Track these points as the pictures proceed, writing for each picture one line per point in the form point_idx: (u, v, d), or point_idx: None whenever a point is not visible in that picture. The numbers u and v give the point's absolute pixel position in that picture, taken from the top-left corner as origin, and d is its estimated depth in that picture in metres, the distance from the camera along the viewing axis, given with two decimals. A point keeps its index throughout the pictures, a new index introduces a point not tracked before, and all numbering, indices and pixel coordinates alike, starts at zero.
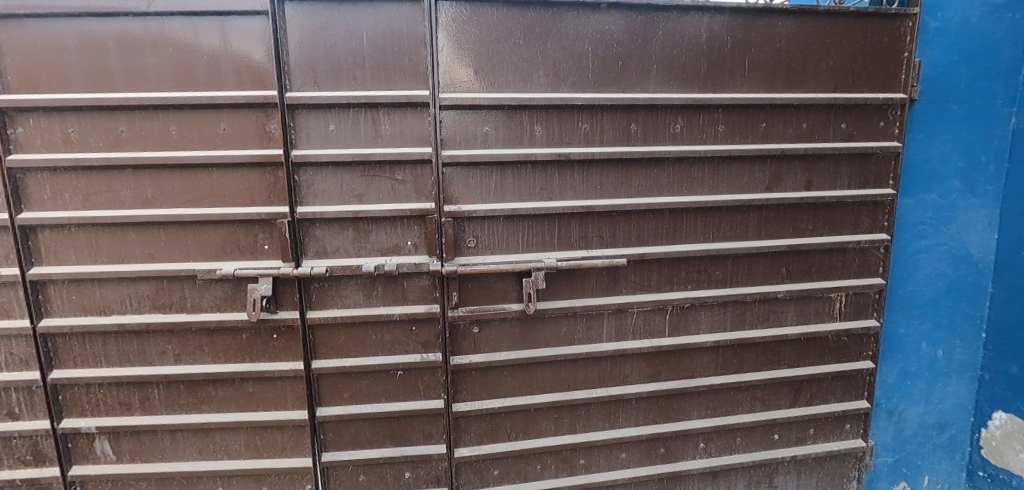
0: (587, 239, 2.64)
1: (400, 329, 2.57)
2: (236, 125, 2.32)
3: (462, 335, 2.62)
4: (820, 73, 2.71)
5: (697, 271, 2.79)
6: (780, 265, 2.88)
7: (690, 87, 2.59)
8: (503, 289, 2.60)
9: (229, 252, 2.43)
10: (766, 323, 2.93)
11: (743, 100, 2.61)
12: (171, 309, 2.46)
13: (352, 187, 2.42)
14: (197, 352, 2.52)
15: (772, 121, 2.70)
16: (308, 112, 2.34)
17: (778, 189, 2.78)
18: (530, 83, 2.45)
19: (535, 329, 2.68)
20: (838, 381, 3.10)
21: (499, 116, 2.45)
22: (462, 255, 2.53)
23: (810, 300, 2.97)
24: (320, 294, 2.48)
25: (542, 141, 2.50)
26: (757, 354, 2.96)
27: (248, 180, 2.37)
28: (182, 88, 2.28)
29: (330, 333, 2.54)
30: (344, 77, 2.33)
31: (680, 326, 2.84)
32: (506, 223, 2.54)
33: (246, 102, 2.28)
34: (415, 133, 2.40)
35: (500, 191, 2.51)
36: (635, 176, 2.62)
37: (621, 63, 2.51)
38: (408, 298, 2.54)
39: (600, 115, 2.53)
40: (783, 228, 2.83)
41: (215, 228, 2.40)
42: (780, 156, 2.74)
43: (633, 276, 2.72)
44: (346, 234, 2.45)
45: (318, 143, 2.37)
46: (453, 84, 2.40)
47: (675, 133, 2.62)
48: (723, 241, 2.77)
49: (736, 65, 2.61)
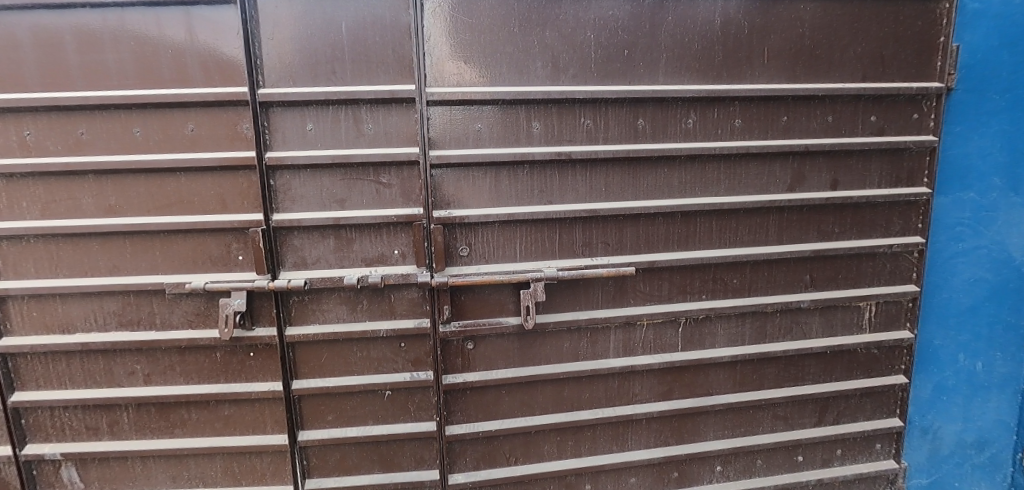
0: (591, 246, 2.41)
1: (388, 345, 2.36)
2: (206, 125, 2.12)
3: (456, 353, 2.40)
4: (847, 61, 2.46)
5: (713, 280, 2.55)
6: (803, 273, 2.63)
7: (702, 78, 2.36)
8: (500, 302, 2.38)
9: (200, 264, 2.23)
10: (789, 336, 2.69)
11: (762, 91, 2.37)
12: (139, 326, 2.27)
13: (333, 192, 2.21)
14: (168, 373, 2.32)
15: (794, 115, 2.46)
16: (283, 110, 2.14)
17: (800, 189, 2.54)
18: (527, 75, 2.23)
19: (536, 345, 2.45)
20: (867, 398, 2.85)
21: (493, 112, 2.23)
22: (454, 265, 2.31)
23: (837, 310, 2.71)
24: (299, 309, 2.28)
25: (541, 138, 2.28)
26: (779, 370, 2.72)
27: (219, 185, 2.17)
28: (145, 85, 2.08)
29: (311, 351, 2.33)
30: (322, 71, 2.13)
31: (693, 340, 2.60)
32: (503, 230, 2.32)
33: (215, 100, 2.08)
34: (401, 132, 2.19)
35: (495, 195, 2.29)
36: (643, 177, 2.39)
37: (626, 53, 2.28)
38: (397, 312, 2.33)
39: (604, 110, 2.30)
40: (806, 232, 2.59)
41: (185, 238, 2.20)
42: (803, 153, 2.49)
43: (642, 286, 2.49)
44: (327, 243, 2.25)
45: (294, 144, 2.16)
46: (441, 77, 2.18)
47: (687, 129, 2.38)
48: (740, 247, 2.54)
49: (754, 53, 2.37)
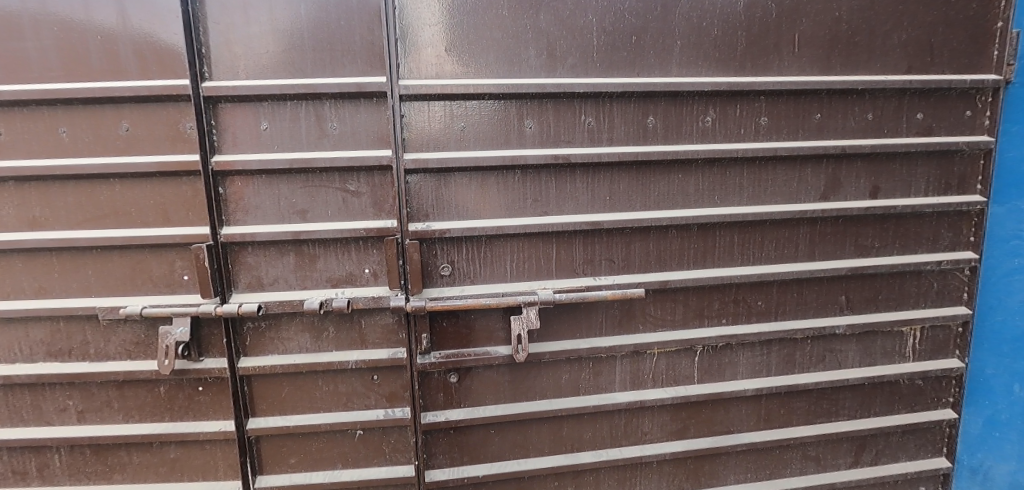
0: (593, 263, 2.08)
1: (358, 379, 2.04)
2: (143, 125, 1.82)
3: (437, 387, 2.07)
4: (890, 49, 2.12)
5: (734, 302, 2.21)
6: (838, 293, 2.29)
7: (723, 69, 2.02)
8: (488, 329, 2.05)
9: (139, 285, 1.92)
10: (821, 365, 2.34)
11: (792, 84, 2.04)
12: (70, 356, 1.96)
13: (292, 202, 1.90)
14: (105, 409, 2.01)
15: (828, 112, 2.13)
16: (233, 107, 1.84)
17: (835, 198, 2.20)
18: (518, 66, 1.91)
19: (530, 377, 2.12)
20: (910, 435, 2.49)
21: (479, 108, 1.91)
22: (434, 286, 1.99)
23: (877, 335, 2.36)
24: (255, 336, 1.97)
25: (534, 139, 1.96)
26: (810, 405, 2.37)
27: (158, 194, 1.86)
28: (71, 78, 1.78)
29: (270, 386, 2.01)
30: (278, 61, 1.82)
31: (712, 370, 2.26)
32: (491, 246, 2.00)
33: (151, 94, 1.78)
34: (370, 132, 1.88)
35: (482, 204, 1.97)
36: (654, 183, 2.06)
37: (634, 39, 1.95)
38: (368, 341, 2.02)
39: (608, 107, 1.98)
40: (841, 247, 2.25)
41: (120, 254, 1.90)
42: (838, 156, 2.16)
43: (652, 310, 2.15)
44: (286, 261, 1.94)
45: (246, 146, 1.86)
46: (417, 68, 1.87)
47: (704, 128, 2.05)
48: (765, 264, 2.21)
49: (782, 40, 2.04)
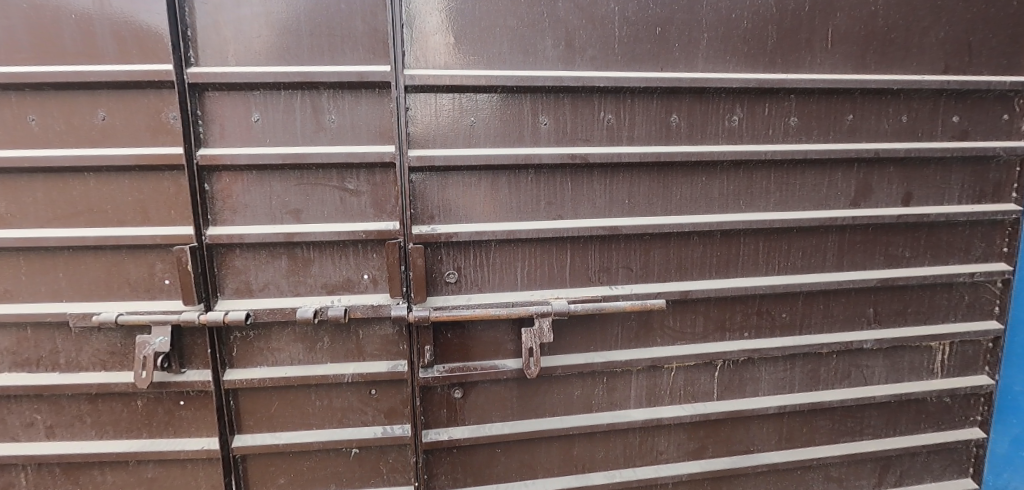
0: (609, 271, 1.94)
1: (354, 393, 1.88)
2: (121, 113, 1.66)
3: (440, 403, 1.92)
4: (927, 48, 1.99)
5: (757, 314, 2.08)
6: (866, 306, 2.16)
7: (751, 65, 1.89)
8: (496, 341, 1.90)
9: (116, 289, 1.76)
10: (846, 381, 2.21)
11: (825, 83, 1.91)
12: (38, 366, 1.79)
13: (285, 201, 1.74)
14: (76, 425, 1.84)
15: (861, 112, 1.99)
16: (221, 95, 1.67)
17: (866, 204, 2.07)
18: (534, 57, 1.76)
19: (539, 393, 1.97)
20: (935, 455, 2.36)
21: (490, 102, 1.76)
22: (439, 295, 1.84)
23: (904, 350, 2.24)
24: (243, 347, 1.81)
25: (549, 136, 1.81)
26: (834, 423, 2.24)
27: (137, 190, 1.70)
28: (41, 61, 1.61)
29: (258, 400, 1.85)
30: (272, 46, 1.66)
31: (732, 386, 2.12)
32: (500, 251, 1.85)
33: (130, 80, 1.61)
34: (371, 126, 1.72)
35: (492, 206, 1.82)
36: (676, 186, 1.92)
37: (658, 31, 1.81)
38: (366, 352, 1.86)
39: (629, 103, 1.83)
40: (871, 257, 2.12)
41: (95, 256, 1.73)
42: (870, 160, 2.03)
43: (671, 322, 2.01)
44: (278, 265, 1.78)
45: (236, 139, 1.70)
46: (424, 57, 1.72)
47: (731, 128, 1.91)
48: (791, 274, 2.07)
49: (815, 35, 1.91)
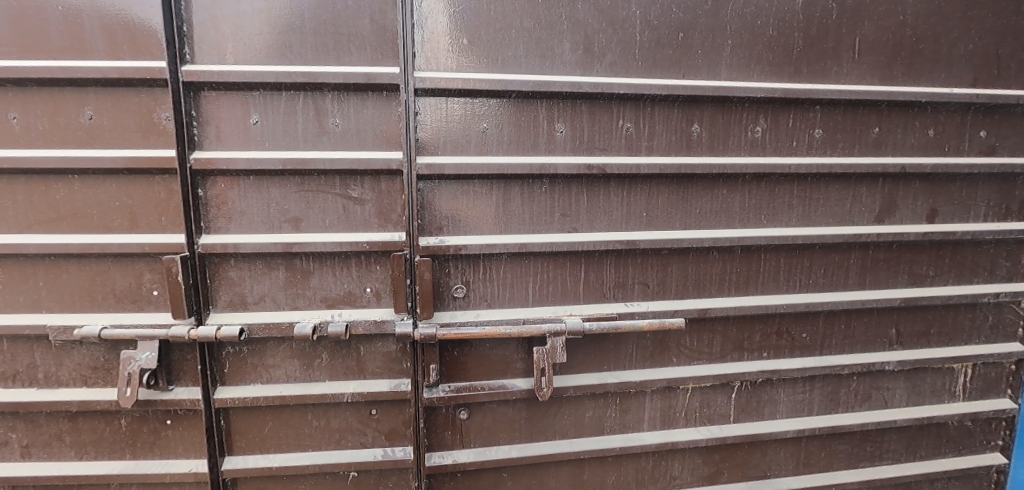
0: (625, 287, 1.84)
1: (354, 413, 1.77)
2: (111, 112, 1.55)
3: (444, 424, 1.81)
4: (955, 60, 1.92)
5: (776, 334, 1.99)
6: (888, 326, 2.08)
7: (776, 74, 1.80)
8: (505, 359, 1.80)
9: (100, 300, 1.64)
10: (866, 404, 2.13)
11: (851, 94, 1.83)
12: (13, 382, 1.66)
13: (284, 208, 1.63)
14: (54, 444, 1.71)
15: (887, 126, 1.92)
16: (218, 95, 1.57)
17: (890, 221, 1.99)
18: (551, 61, 1.67)
19: (549, 414, 1.87)
20: (956, 481, 2.28)
21: (504, 108, 1.67)
22: (446, 310, 1.74)
23: (926, 372, 2.15)
24: (235, 363, 1.70)
25: (565, 145, 1.72)
26: (853, 447, 2.15)
27: (125, 194, 1.59)
28: (23, 54, 1.50)
29: (250, 420, 1.74)
30: (274, 44, 1.56)
31: (750, 408, 2.03)
32: (511, 265, 1.75)
33: (121, 77, 1.51)
34: (378, 130, 1.63)
35: (503, 217, 1.72)
36: (696, 199, 1.83)
37: (681, 37, 1.72)
38: (367, 370, 1.75)
39: (649, 112, 1.75)
40: (894, 275, 2.04)
41: (78, 264, 1.61)
42: (896, 175, 1.95)
43: (687, 341, 1.92)
44: (275, 277, 1.67)
45: (233, 142, 1.59)
46: (435, 59, 1.63)
47: (754, 139, 1.83)
48: (812, 292, 1.98)
49: (842, 44, 1.83)
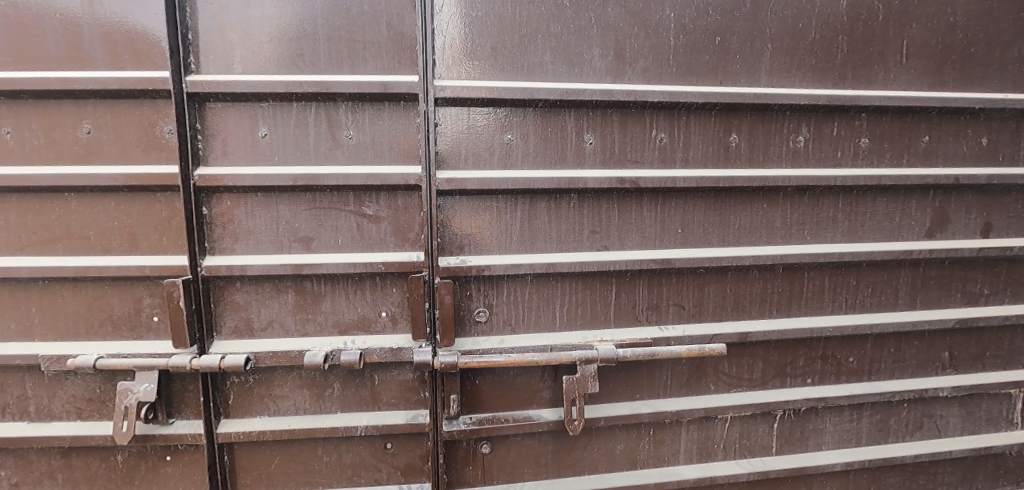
0: (659, 309, 1.71)
1: (368, 447, 1.64)
2: (110, 126, 1.45)
3: (465, 459, 1.67)
4: (1010, 63, 1.79)
5: (821, 358, 1.84)
6: (941, 349, 1.93)
7: (819, 80, 1.68)
8: (530, 388, 1.66)
9: (96, 327, 1.52)
10: (918, 433, 1.97)
11: (900, 100, 1.70)
12: (4, 415, 1.54)
13: (294, 227, 1.52)
14: (45, 483, 1.58)
15: (937, 134, 1.79)
16: (225, 107, 1.47)
17: (942, 236, 1.85)
18: (580, 68, 1.56)
19: (578, 447, 1.73)
20: None
21: (530, 119, 1.56)
22: (467, 335, 1.61)
23: (982, 399, 1.99)
24: (241, 394, 1.57)
25: (595, 157, 1.60)
26: (904, 481, 1.98)
27: (124, 213, 1.48)
28: (18, 65, 1.40)
29: (256, 456, 1.61)
30: (285, 53, 1.46)
31: (793, 439, 1.88)
32: (537, 286, 1.63)
33: (121, 89, 1.41)
34: (395, 143, 1.51)
35: (529, 235, 1.60)
36: (735, 215, 1.70)
37: (718, 41, 1.61)
38: (382, 401, 1.62)
39: (684, 121, 1.63)
40: (946, 294, 1.89)
41: (73, 288, 1.50)
42: (948, 187, 1.82)
43: (726, 366, 1.77)
44: (283, 301, 1.55)
45: (240, 156, 1.48)
46: (456, 66, 1.52)
47: (796, 149, 1.70)
48: (859, 313, 1.84)
49: (888, 48, 1.71)
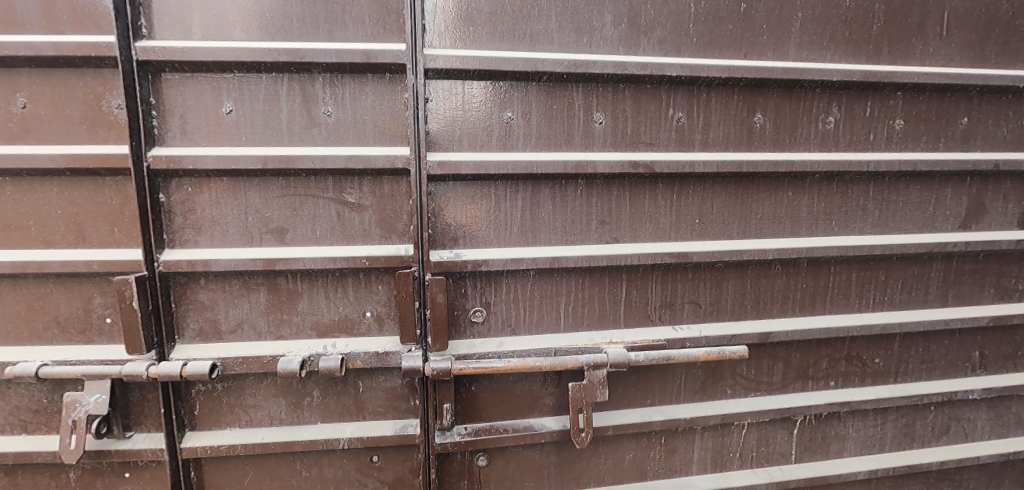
0: (673, 308, 1.55)
1: (351, 461, 1.48)
2: (50, 100, 1.25)
3: (460, 472, 1.51)
4: None
5: (845, 360, 1.70)
6: (971, 349, 1.79)
7: (853, 54, 1.52)
8: (531, 395, 1.51)
9: (40, 330, 1.34)
10: (944, 438, 1.84)
11: (940, 77, 1.54)
12: None
13: (266, 216, 1.34)
14: None
15: (977, 115, 1.63)
16: (183, 79, 1.28)
17: (977, 227, 1.71)
18: (590, 37, 1.38)
19: (583, 457, 1.58)
20: None
21: (533, 95, 1.38)
22: (462, 337, 1.45)
23: (1012, 401, 1.86)
24: (208, 404, 1.40)
25: (605, 138, 1.43)
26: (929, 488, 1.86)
27: (68, 200, 1.29)
28: None
29: (227, 471, 1.44)
30: (251, 16, 1.26)
31: (813, 446, 1.75)
32: (539, 282, 1.46)
33: (59, 56, 1.21)
34: (380, 121, 1.34)
35: (530, 225, 1.43)
36: (758, 204, 1.55)
37: (743, 8, 1.44)
38: (366, 410, 1.46)
39: (704, 99, 1.46)
40: (980, 290, 1.75)
41: (11, 286, 1.31)
42: (986, 174, 1.67)
43: (744, 369, 1.63)
44: (255, 300, 1.38)
45: (202, 136, 1.30)
46: (449, 34, 1.34)
47: (825, 131, 1.54)
48: (886, 311, 1.70)
49: (928, 18, 1.55)
